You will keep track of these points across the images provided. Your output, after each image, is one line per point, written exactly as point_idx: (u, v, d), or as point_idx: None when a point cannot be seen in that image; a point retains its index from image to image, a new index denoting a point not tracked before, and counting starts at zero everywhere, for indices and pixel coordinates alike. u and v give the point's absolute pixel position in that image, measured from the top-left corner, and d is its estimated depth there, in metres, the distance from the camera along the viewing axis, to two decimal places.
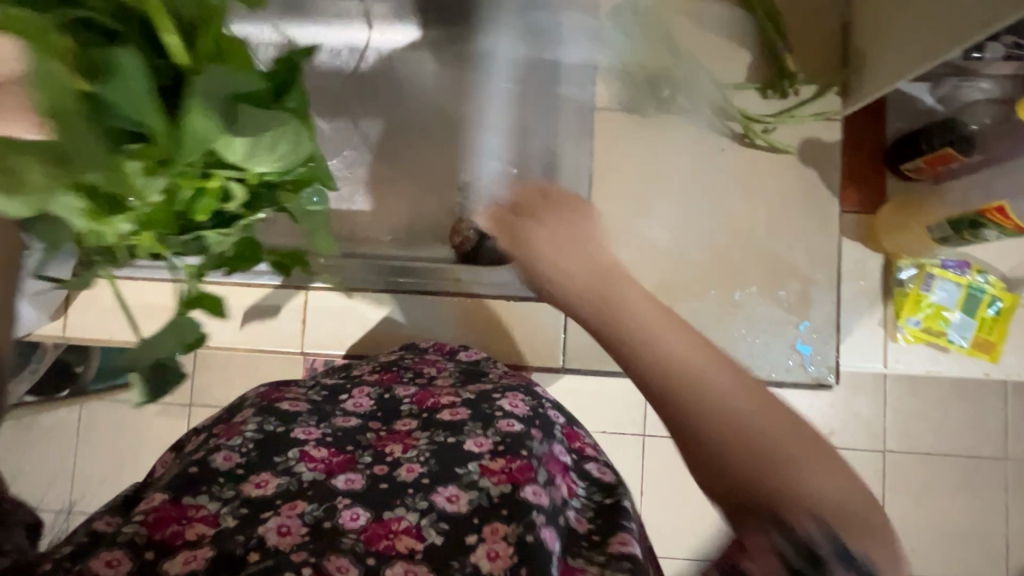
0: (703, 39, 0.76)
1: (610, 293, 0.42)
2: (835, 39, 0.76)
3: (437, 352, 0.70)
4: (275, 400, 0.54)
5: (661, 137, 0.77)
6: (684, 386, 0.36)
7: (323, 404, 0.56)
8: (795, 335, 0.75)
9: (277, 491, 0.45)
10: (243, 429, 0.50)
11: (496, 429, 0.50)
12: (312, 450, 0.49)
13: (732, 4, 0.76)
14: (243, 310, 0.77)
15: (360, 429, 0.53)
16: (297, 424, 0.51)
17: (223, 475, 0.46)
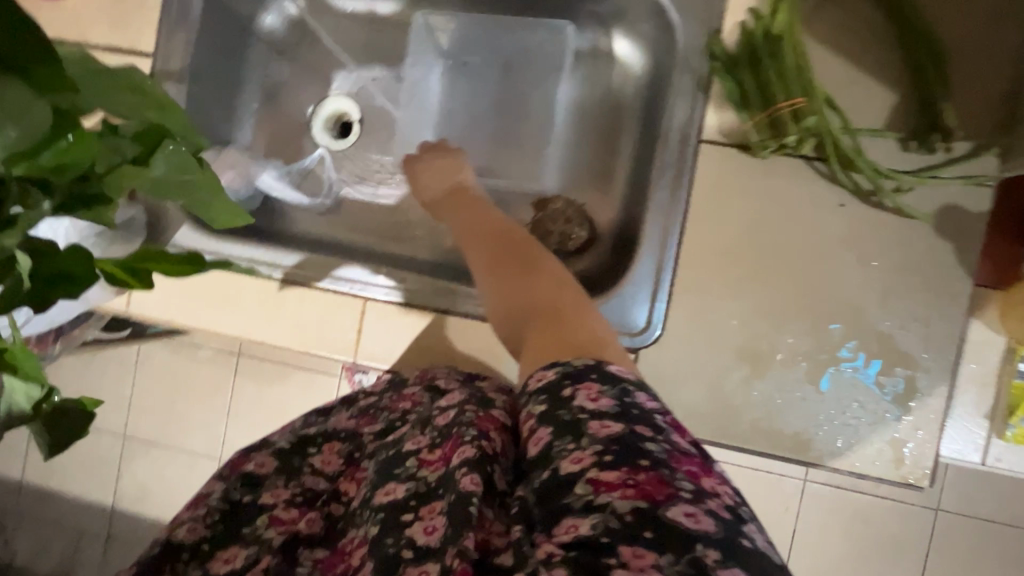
0: (842, 73, 0.66)
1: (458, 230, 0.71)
2: (1007, 88, 0.64)
3: (418, 384, 0.66)
4: (241, 463, 0.59)
5: (773, 182, 0.68)
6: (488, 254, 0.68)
7: (290, 455, 0.61)
8: (890, 427, 0.66)
9: (244, 563, 0.52)
10: (209, 499, 0.56)
11: (433, 427, 0.57)
12: (280, 513, 0.55)
13: (886, 33, 0.65)
14: (302, 312, 0.77)
15: (328, 494, 0.59)
16: (264, 489, 0.57)
17: (189, 552, 0.52)
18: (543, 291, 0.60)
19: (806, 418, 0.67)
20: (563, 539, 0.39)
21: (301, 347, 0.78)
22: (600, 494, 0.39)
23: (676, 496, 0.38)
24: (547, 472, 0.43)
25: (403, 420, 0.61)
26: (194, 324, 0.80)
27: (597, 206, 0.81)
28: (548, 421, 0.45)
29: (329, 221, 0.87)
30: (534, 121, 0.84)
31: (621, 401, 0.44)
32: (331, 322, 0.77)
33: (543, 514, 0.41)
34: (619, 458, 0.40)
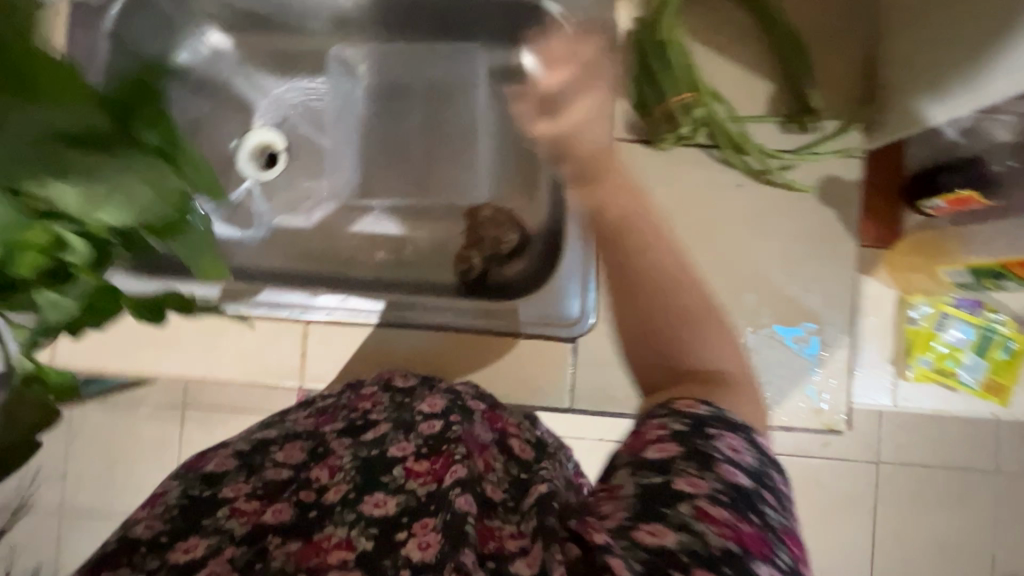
0: (722, 68, 0.74)
1: (629, 223, 0.52)
2: (860, 72, 0.74)
3: (374, 383, 0.68)
4: (198, 465, 0.56)
5: (679, 171, 0.75)
6: (652, 273, 0.51)
7: (252, 456, 0.57)
8: (807, 379, 0.73)
9: (208, 552, 0.47)
10: (165, 499, 0.51)
11: (419, 433, 0.56)
12: (241, 505, 0.52)
13: (754, 31, 0.74)
14: (244, 343, 0.77)
15: (292, 480, 0.54)
16: (225, 484, 0.53)
17: (146, 545, 0.47)
18: (706, 345, 0.50)
19: None
20: (644, 537, 0.40)
21: (247, 379, 0.77)
22: (699, 520, 0.40)
23: (773, 561, 0.39)
24: (659, 476, 0.42)
25: (380, 420, 0.58)
26: (133, 366, 0.77)
27: (526, 210, 0.86)
28: (682, 441, 0.44)
29: (264, 251, 0.87)
30: (458, 136, 0.88)
31: (759, 462, 0.44)
32: (274, 348, 0.77)
33: (640, 504, 0.41)
34: (733, 504, 0.41)
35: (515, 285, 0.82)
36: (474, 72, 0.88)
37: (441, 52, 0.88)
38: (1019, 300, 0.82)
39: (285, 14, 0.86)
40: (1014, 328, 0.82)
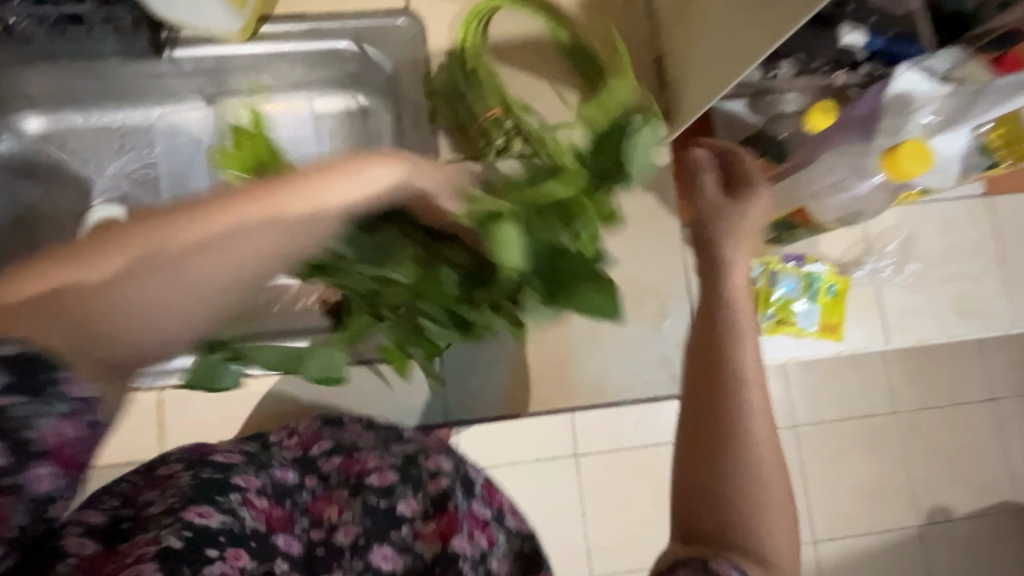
0: (532, 84, 0.82)
1: (737, 394, 0.54)
2: (651, 72, 0.85)
3: (358, 420, 0.73)
4: (207, 454, 0.63)
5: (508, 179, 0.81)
6: (734, 437, 0.52)
7: (253, 458, 0.65)
8: (661, 349, 0.81)
9: (221, 528, 0.53)
10: (177, 481, 0.59)
11: (426, 494, 0.64)
12: (253, 499, 0.60)
13: (552, 50, 0.83)
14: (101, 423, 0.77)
15: (295, 490, 0.65)
16: (236, 473, 0.61)
17: (161, 514, 0.54)
18: (763, 526, 0.49)
19: (598, 362, 0.80)
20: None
21: (128, 450, 0.78)
22: None
23: None
24: None
25: (384, 467, 0.66)
26: None
27: None
28: None
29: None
30: None
31: None
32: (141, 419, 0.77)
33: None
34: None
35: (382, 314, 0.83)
36: (297, 111, 0.89)
37: (270, 97, 0.88)
38: (834, 249, 0.95)
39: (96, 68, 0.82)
40: (833, 272, 0.93)
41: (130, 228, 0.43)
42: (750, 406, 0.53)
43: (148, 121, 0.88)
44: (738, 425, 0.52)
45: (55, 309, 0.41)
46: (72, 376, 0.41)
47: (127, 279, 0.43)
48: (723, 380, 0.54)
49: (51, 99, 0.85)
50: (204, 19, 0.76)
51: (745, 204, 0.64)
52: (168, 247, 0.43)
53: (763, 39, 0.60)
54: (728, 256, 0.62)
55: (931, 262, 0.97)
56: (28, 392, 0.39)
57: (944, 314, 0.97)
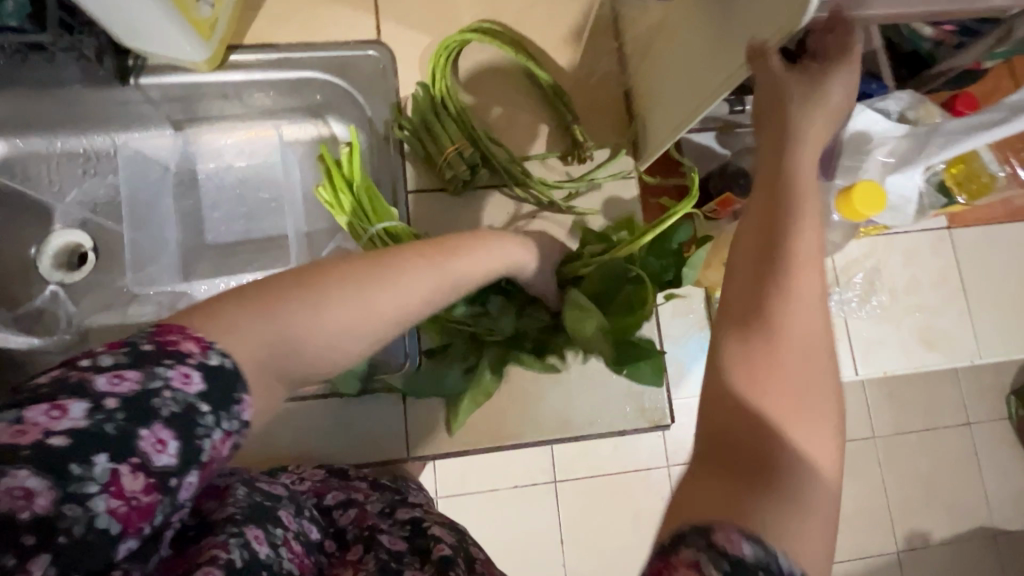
0: (501, 116, 0.83)
1: (782, 329, 0.36)
2: (618, 105, 0.86)
3: (362, 478, 0.72)
4: (254, 477, 0.49)
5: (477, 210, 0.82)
6: (775, 391, 0.34)
7: (291, 501, 0.52)
8: (627, 381, 0.81)
9: (266, 558, 0.40)
10: (233, 492, 0.43)
11: (431, 561, 0.54)
12: (291, 542, 0.45)
13: (522, 83, 0.84)
14: None
15: (315, 547, 0.52)
16: (280, 507, 0.47)
17: (231, 525, 0.40)
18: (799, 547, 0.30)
19: (564, 394, 0.80)
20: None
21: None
22: None
23: None
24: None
25: (395, 534, 0.59)
26: None
27: None
28: None
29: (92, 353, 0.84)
30: (274, 210, 0.89)
31: None
32: None
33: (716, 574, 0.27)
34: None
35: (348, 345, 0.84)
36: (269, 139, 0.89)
37: (241, 125, 0.88)
38: None
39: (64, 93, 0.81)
40: None
41: (316, 269, 0.40)
42: (810, 307, 0.37)
43: (116, 147, 0.87)
44: (797, 333, 0.36)
45: (289, 337, 0.37)
46: (246, 398, 0.35)
47: (316, 304, 0.38)
48: (767, 312, 0.36)
49: (12, 123, 0.83)
50: (171, 50, 0.76)
51: (815, 98, 0.47)
52: (332, 284, 0.39)
53: (720, 77, 0.60)
54: (802, 138, 0.46)
55: (897, 294, 0.99)
56: (217, 404, 0.34)
57: (909, 344, 0.99)
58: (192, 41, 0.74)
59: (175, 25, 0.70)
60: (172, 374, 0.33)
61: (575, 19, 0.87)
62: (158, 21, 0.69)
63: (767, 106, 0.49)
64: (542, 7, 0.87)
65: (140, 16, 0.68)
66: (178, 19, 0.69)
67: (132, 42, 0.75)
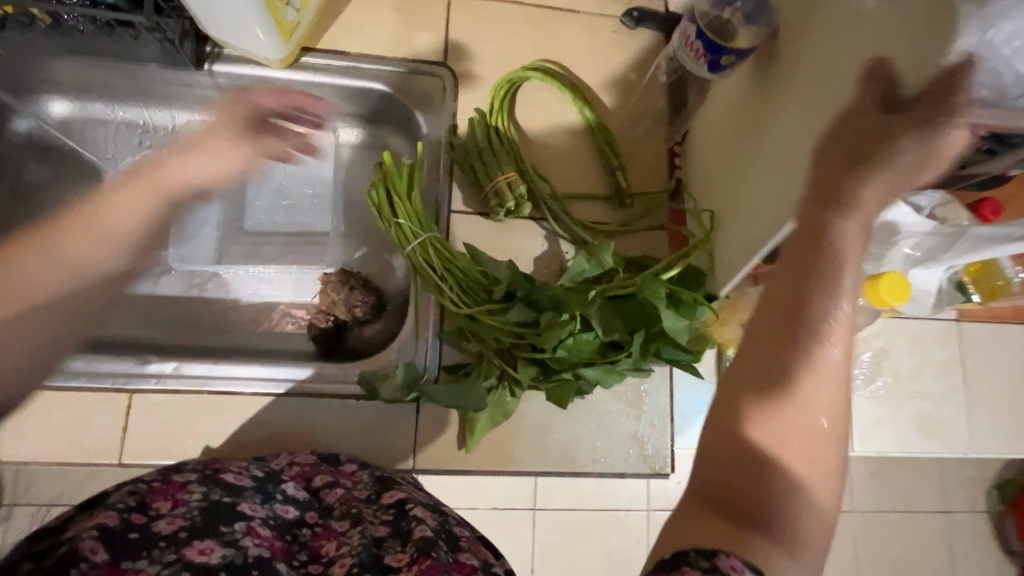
0: (551, 153, 0.87)
1: (781, 408, 0.46)
2: (662, 159, 0.89)
3: (353, 459, 0.76)
4: (217, 471, 0.62)
5: (514, 238, 0.85)
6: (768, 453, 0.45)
7: (265, 482, 0.63)
8: (634, 426, 0.82)
9: (221, 561, 0.51)
10: (187, 498, 0.56)
11: (412, 541, 0.59)
12: (256, 526, 0.57)
13: (575, 124, 0.88)
14: (61, 418, 0.75)
15: (295, 524, 0.62)
16: (243, 499, 0.59)
17: (164, 540, 0.52)
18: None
19: (572, 427, 0.81)
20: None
21: (81, 454, 0.75)
22: None
23: None
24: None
25: (380, 521, 0.63)
26: None
27: (384, 275, 0.91)
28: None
29: (119, 319, 0.85)
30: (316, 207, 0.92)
31: None
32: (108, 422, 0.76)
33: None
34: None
35: (370, 347, 0.86)
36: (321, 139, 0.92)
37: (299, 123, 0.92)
38: None
39: (134, 68, 0.84)
40: None
41: None
42: (804, 389, 0.46)
43: (176, 125, 0.91)
44: (790, 418, 0.46)
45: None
46: None
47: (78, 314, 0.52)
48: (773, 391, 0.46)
49: (81, 87, 0.86)
50: (249, 44, 0.79)
51: (891, 158, 0.47)
52: None
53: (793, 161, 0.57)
54: (841, 221, 0.48)
55: (900, 377, 1.02)
56: None
57: (907, 429, 1.01)
58: (269, 40, 0.77)
59: (259, 22, 0.73)
60: None
61: (632, 72, 0.91)
62: (244, 16, 0.72)
63: (829, 163, 0.50)
64: (603, 55, 0.91)
65: (228, 8, 0.71)
66: (263, 19, 0.72)
67: (213, 31, 0.78)
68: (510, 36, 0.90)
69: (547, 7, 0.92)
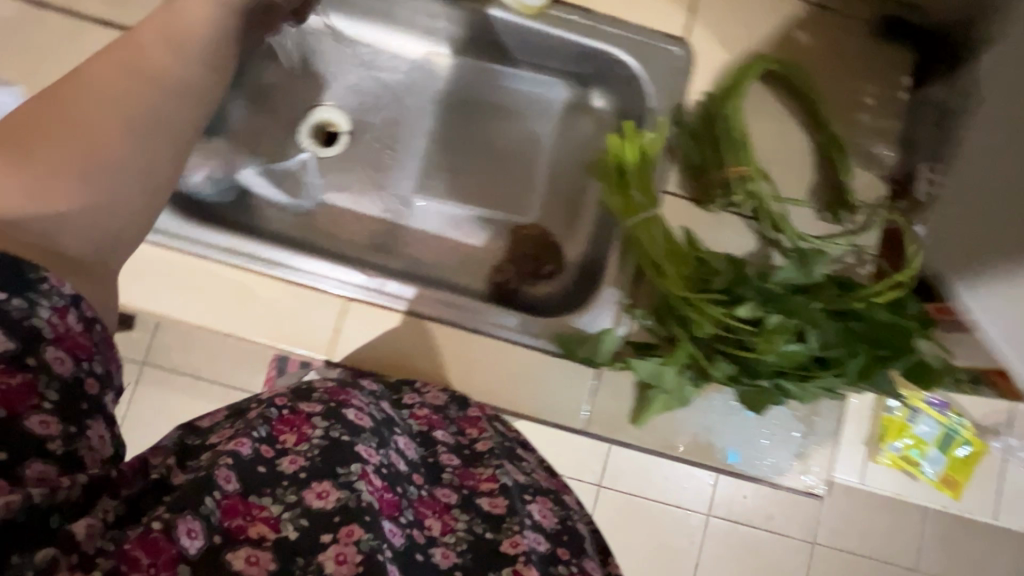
0: (774, 152, 0.84)
1: None
2: (886, 181, 0.85)
3: (480, 409, 0.73)
4: (343, 403, 0.57)
5: (719, 234, 0.82)
6: None
7: (382, 428, 0.58)
8: (798, 442, 0.80)
9: (337, 506, 0.48)
10: (311, 435, 0.52)
11: (545, 531, 0.61)
12: (373, 474, 0.52)
13: (803, 128, 0.85)
14: (274, 304, 0.77)
15: (407, 478, 0.57)
16: (361, 440, 0.54)
17: (287, 479, 0.49)
18: None
19: (736, 427, 0.79)
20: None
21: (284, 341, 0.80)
22: None
23: None
24: None
25: (494, 492, 0.60)
26: (171, 310, 0.75)
27: (568, 239, 0.91)
28: None
29: (324, 223, 0.91)
30: (521, 165, 0.93)
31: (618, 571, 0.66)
32: (307, 321, 0.77)
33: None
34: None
35: (547, 305, 0.88)
36: (534, 93, 0.94)
37: (518, 77, 0.93)
38: (978, 409, 0.91)
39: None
40: (971, 433, 0.90)
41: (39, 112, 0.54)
42: None
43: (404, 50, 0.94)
44: None
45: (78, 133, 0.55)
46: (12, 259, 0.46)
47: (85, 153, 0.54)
48: None
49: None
50: None
51: None
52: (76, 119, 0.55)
53: None
54: None
55: None
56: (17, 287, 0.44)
57: None
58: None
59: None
60: (48, 302, 0.45)
61: (874, 87, 0.87)
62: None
63: None
64: (845, 61, 0.87)
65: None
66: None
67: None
68: (756, 23, 0.87)
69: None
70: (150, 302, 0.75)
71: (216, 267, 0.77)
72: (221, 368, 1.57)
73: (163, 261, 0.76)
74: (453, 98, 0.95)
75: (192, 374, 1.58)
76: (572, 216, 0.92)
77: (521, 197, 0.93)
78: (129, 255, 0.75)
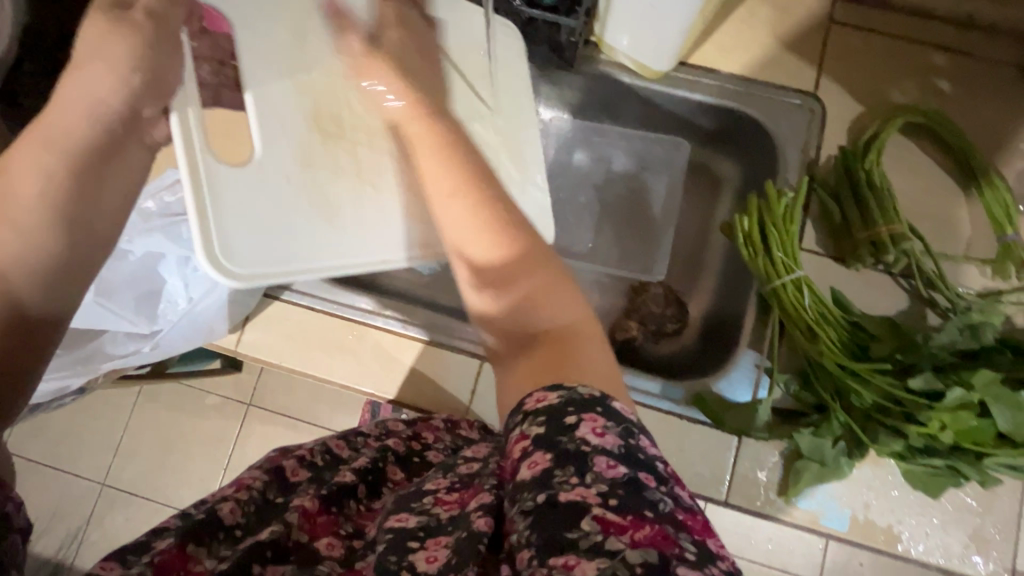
0: (921, 205, 0.81)
1: None
2: None
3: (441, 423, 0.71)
4: (280, 461, 0.58)
5: (859, 291, 0.79)
6: None
7: (323, 471, 0.59)
8: (977, 526, 0.71)
9: (269, 539, 0.46)
10: (250, 485, 0.53)
11: (456, 471, 0.53)
12: (306, 508, 0.51)
13: (949, 180, 0.81)
14: (407, 361, 0.81)
15: (347, 491, 0.55)
16: (295, 495, 0.54)
17: (223, 532, 0.48)
18: None
19: (906, 506, 0.72)
20: (523, 472, 0.40)
21: (416, 400, 0.81)
22: (436, 506, 0.48)
23: (671, 553, 0.34)
24: (692, 551, 0.35)
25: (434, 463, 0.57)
26: (309, 367, 0.81)
27: (691, 295, 0.91)
28: (626, 458, 0.39)
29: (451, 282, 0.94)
30: (640, 219, 0.95)
31: (624, 440, 0.40)
32: (450, 380, 0.81)
33: (544, 431, 0.40)
34: (626, 502, 0.36)
35: (673, 364, 0.86)
36: (648, 153, 0.96)
37: (633, 137, 0.96)
38: None
39: None
40: None
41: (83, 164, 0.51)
42: None
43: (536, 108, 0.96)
44: None
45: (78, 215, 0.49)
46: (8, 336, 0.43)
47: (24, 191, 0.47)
48: None
49: None
50: (635, 51, 0.81)
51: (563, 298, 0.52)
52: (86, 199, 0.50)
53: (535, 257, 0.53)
54: None
55: None
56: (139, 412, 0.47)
57: None
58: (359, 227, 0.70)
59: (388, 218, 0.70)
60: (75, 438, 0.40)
61: None
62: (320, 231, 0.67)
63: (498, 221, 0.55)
64: (988, 107, 0.82)
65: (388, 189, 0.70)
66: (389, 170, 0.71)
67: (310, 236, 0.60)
68: (889, 72, 0.84)
69: (928, 46, 0.84)
70: (284, 358, 0.81)
71: (348, 328, 0.81)
72: (320, 411, 1.36)
73: (290, 316, 0.81)
74: (563, 160, 0.97)
75: (290, 418, 1.37)
76: (693, 270, 0.92)
77: (643, 253, 0.94)
78: (253, 313, 0.81)
